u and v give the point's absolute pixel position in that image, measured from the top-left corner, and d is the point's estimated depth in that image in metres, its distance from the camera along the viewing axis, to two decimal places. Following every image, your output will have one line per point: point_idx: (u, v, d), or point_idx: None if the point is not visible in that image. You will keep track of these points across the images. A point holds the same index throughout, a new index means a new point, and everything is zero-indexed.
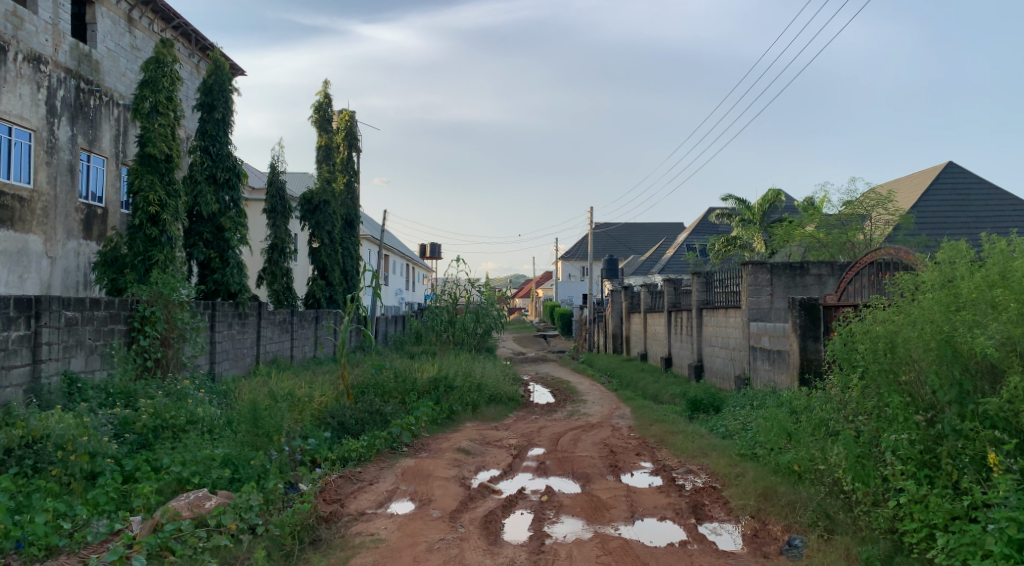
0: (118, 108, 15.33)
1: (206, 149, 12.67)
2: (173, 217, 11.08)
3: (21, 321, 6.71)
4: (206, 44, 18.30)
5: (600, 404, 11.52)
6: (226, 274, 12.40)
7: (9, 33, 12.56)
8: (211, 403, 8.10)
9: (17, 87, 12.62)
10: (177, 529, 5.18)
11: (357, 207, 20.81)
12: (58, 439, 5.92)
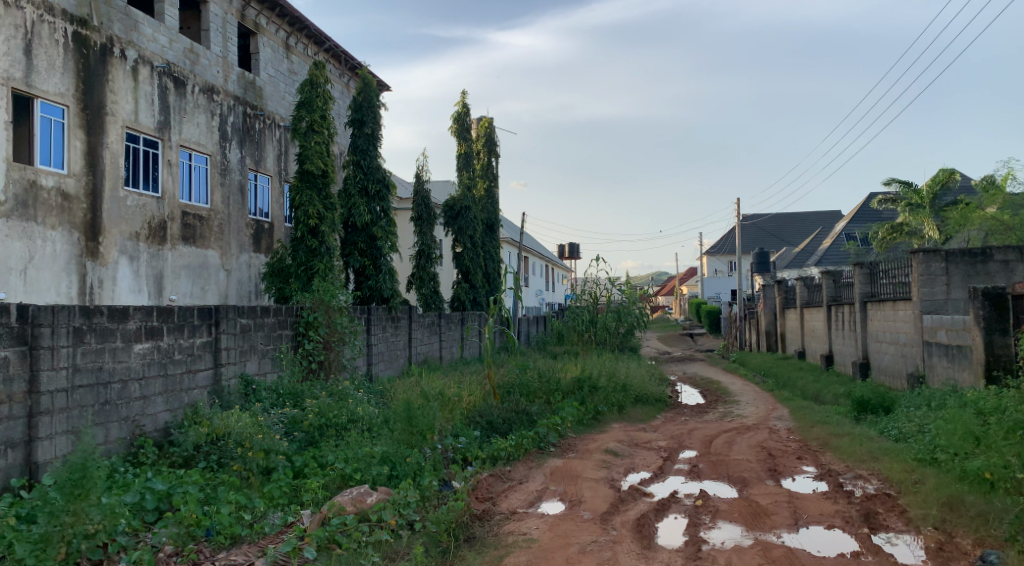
0: (280, 130, 16.64)
1: (358, 163, 13.42)
2: (330, 228, 11.81)
3: (204, 329, 7.52)
4: (355, 63, 19.39)
5: (755, 405, 11.01)
6: (380, 280, 13.08)
7: (187, 69, 13.98)
8: (369, 403, 8.53)
9: (194, 117, 13.99)
10: (343, 523, 5.56)
11: (497, 211, 21.24)
12: (238, 437, 6.52)
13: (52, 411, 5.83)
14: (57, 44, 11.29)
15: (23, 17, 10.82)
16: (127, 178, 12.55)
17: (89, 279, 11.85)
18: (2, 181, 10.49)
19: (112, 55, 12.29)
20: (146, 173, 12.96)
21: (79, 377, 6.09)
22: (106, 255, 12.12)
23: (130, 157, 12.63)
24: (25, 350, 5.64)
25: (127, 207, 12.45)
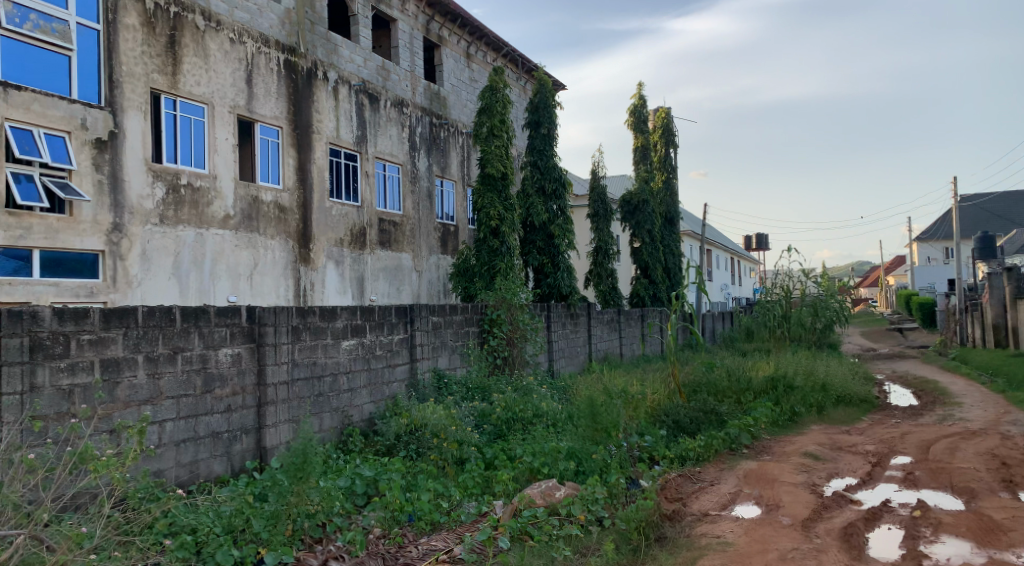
0: (463, 136, 17.46)
1: (534, 164, 13.74)
2: (510, 228, 12.17)
3: (400, 327, 8.22)
4: (531, 66, 19.88)
5: (984, 408, 9.81)
6: (558, 278, 13.30)
7: (380, 85, 15.05)
8: (553, 399, 8.69)
9: (387, 129, 15.09)
10: (534, 515, 5.72)
11: (676, 204, 20.78)
12: (434, 428, 6.98)
13: (276, 402, 6.82)
14: (272, 72, 12.64)
15: (246, 50, 12.19)
16: (332, 191, 13.81)
17: (304, 283, 13.17)
18: (232, 198, 11.95)
19: (317, 79, 13.53)
20: (347, 185, 14.15)
21: (297, 371, 7.06)
22: (316, 259, 13.38)
23: (333, 170, 13.85)
24: (253, 347, 6.73)
25: (332, 216, 13.68)
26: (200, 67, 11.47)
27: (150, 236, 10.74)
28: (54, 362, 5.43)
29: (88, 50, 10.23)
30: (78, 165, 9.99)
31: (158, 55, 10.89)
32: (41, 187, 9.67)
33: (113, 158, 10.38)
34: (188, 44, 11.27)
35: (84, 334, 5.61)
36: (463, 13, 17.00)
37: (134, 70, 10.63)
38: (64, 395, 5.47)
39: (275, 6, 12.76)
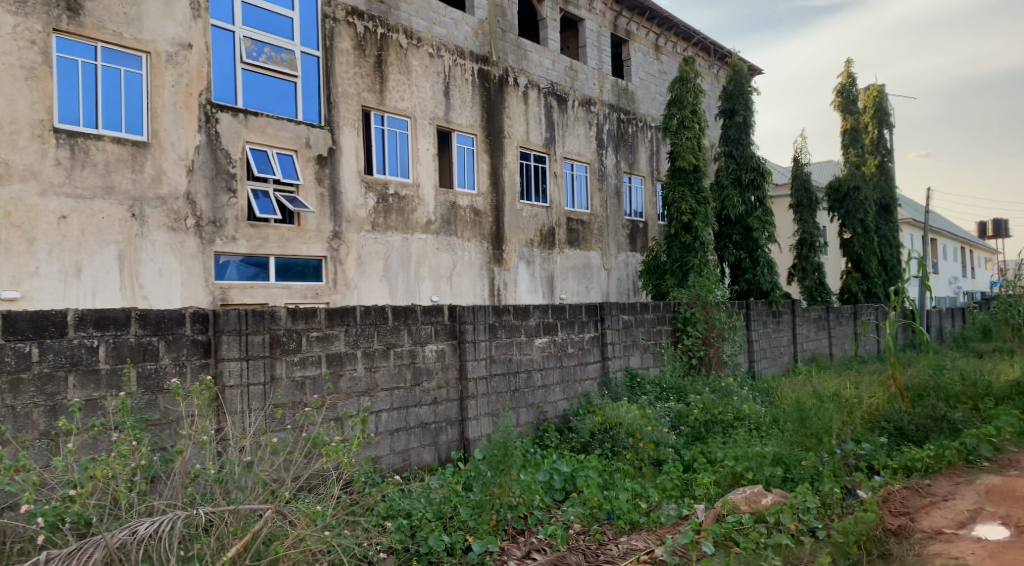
0: (651, 130, 17.78)
1: (729, 154, 14.12)
2: (702, 223, 12.40)
3: (592, 325, 8.31)
4: (723, 52, 19.63)
5: None
6: (757, 274, 13.35)
7: (568, 85, 15.63)
8: (755, 401, 8.37)
9: (575, 129, 15.70)
10: (739, 522, 5.47)
11: (892, 189, 19.20)
12: (628, 427, 6.99)
13: (477, 396, 7.17)
14: (467, 81, 13.52)
15: (443, 63, 13.15)
16: (523, 192, 14.59)
17: (496, 283, 13.94)
18: (432, 204, 12.95)
19: (509, 85, 14.32)
20: (537, 186, 14.90)
21: (495, 366, 7.37)
22: (508, 259, 14.11)
23: (524, 172, 14.61)
24: (455, 344, 7.13)
25: (522, 216, 14.34)
26: (404, 83, 12.50)
27: (364, 242, 11.95)
28: (289, 356, 6.14)
29: (310, 76, 11.51)
30: (304, 180, 11.24)
31: (367, 75, 12.02)
32: (275, 202, 10.92)
33: (331, 173, 11.62)
34: (393, 62, 12.36)
35: (313, 331, 6.30)
36: (650, 5, 17.11)
37: (348, 91, 11.81)
38: (298, 386, 6.17)
39: (469, 19, 13.67)
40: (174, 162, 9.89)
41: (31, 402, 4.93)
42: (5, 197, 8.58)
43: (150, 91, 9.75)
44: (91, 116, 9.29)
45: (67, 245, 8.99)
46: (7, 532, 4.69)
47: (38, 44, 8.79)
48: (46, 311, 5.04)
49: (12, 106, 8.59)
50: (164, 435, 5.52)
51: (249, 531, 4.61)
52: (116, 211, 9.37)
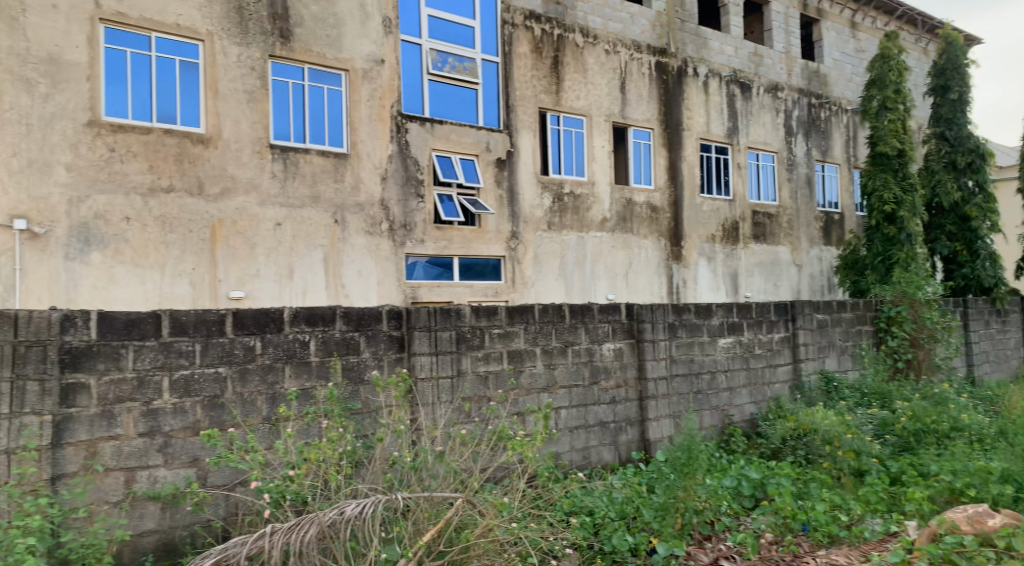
0: (848, 114, 17.43)
1: (942, 135, 13.55)
2: (909, 213, 12.29)
3: (781, 324, 8.00)
4: (935, 23, 18.46)
5: None
6: (977, 269, 12.66)
7: (753, 72, 15.71)
8: (977, 410, 7.56)
9: (761, 117, 15.76)
10: (961, 543, 4.88)
11: None
12: (825, 434, 6.56)
13: (657, 397, 7.05)
14: (644, 75, 13.95)
15: (619, 58, 13.63)
16: (703, 186, 14.81)
17: (676, 284, 14.27)
18: (607, 201, 13.38)
19: (688, 75, 14.59)
20: (719, 179, 15.07)
21: (675, 367, 7.21)
22: (687, 256, 14.44)
23: (705, 165, 14.86)
24: (633, 343, 7.06)
25: (702, 211, 14.60)
26: (580, 82, 13.07)
27: (541, 241, 12.54)
28: (474, 351, 6.39)
29: (491, 82, 12.23)
30: (484, 183, 11.91)
31: (544, 77, 12.65)
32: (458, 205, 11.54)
33: (510, 175, 12.25)
34: (570, 62, 12.95)
35: (495, 328, 6.50)
36: None
37: (525, 93, 12.46)
38: (481, 381, 6.39)
39: (646, 13, 14.09)
40: (370, 171, 10.69)
41: (256, 390, 5.49)
42: (233, 208, 9.58)
43: (350, 106, 10.60)
44: (300, 132, 10.26)
45: (281, 250, 9.97)
46: (240, 507, 5.32)
47: (257, 70, 9.80)
48: (268, 309, 5.60)
49: (236, 127, 9.61)
50: (365, 424, 5.96)
51: (442, 519, 4.84)
52: (321, 219, 10.26)
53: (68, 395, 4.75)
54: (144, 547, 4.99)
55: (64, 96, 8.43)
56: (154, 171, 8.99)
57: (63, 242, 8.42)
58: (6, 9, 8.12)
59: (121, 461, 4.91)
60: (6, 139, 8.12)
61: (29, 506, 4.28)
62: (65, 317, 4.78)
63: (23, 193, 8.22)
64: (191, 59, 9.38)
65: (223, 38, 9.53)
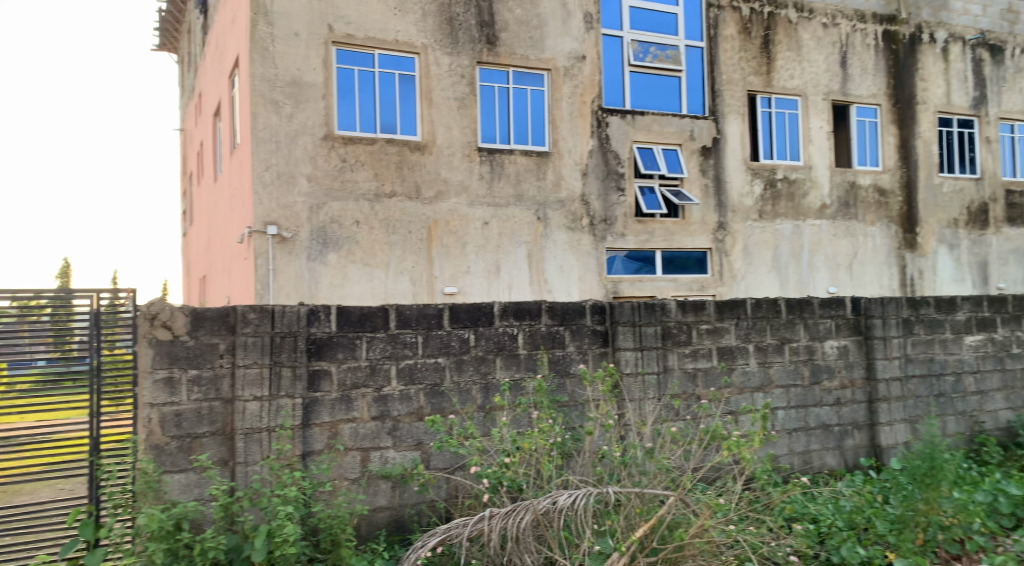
0: None
1: None
2: None
3: None
4: None
5: None
6: None
7: (1005, 33, 14.50)
8: None
9: (1017, 83, 14.46)
10: None
11: None
12: None
13: (889, 399, 6.56)
14: (869, 47, 13.29)
15: (840, 31, 13.10)
16: (942, 164, 13.93)
17: (905, 267, 13.54)
18: (827, 186, 12.91)
19: (924, 43, 13.79)
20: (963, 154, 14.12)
21: (912, 366, 6.70)
22: (925, 244, 13.65)
23: (946, 140, 13.95)
24: (861, 340, 6.59)
25: (942, 192, 13.69)
26: (794, 60, 12.70)
27: (751, 231, 12.32)
28: (680, 347, 6.24)
29: (695, 67, 12.22)
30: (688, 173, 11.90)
31: (753, 58, 12.40)
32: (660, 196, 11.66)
33: (716, 163, 12.14)
34: (783, 39, 12.64)
35: (703, 323, 6.31)
36: None
37: (733, 77, 12.28)
38: (689, 377, 6.24)
39: None
40: (570, 167, 10.98)
41: (471, 380, 5.77)
42: (446, 209, 10.22)
43: (552, 104, 10.93)
44: (505, 133, 10.69)
45: (489, 247, 10.47)
46: (460, 490, 5.66)
47: (466, 77, 10.34)
48: (480, 303, 5.86)
49: (448, 133, 10.22)
50: (573, 416, 6.05)
51: (654, 517, 4.72)
52: (525, 216, 10.65)
53: (315, 380, 5.30)
54: (377, 523, 5.48)
55: (305, 114, 9.43)
56: (378, 178, 9.80)
57: (306, 244, 9.42)
58: (259, 41, 9.23)
59: (358, 441, 5.40)
60: (260, 154, 9.21)
61: (288, 478, 4.81)
62: (311, 312, 5.33)
63: (274, 203, 9.27)
64: (409, 72, 10.09)
65: (436, 49, 10.16)
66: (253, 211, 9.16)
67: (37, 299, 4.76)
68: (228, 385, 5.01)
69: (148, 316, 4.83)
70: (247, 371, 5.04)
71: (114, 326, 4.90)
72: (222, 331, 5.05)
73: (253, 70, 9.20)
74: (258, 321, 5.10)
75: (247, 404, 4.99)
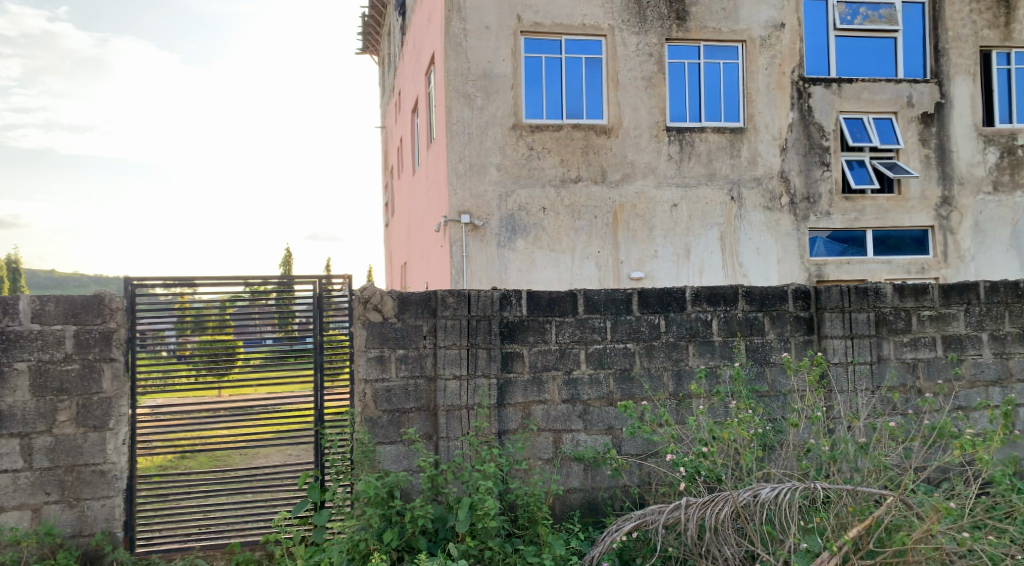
0: None
1: None
2: None
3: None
4: None
5: None
6: None
7: None
8: None
9: None
10: None
11: None
12: None
13: None
14: None
15: None
16: None
17: None
18: None
19: None
20: None
21: None
22: None
23: None
24: None
25: None
26: None
27: (983, 206, 11.22)
28: (897, 336, 5.71)
29: (914, 26, 11.26)
30: (905, 143, 11.10)
31: (988, 9, 11.21)
32: (871, 170, 11.02)
33: (940, 131, 11.16)
34: None
35: (925, 309, 5.75)
36: None
37: (962, 32, 11.18)
38: (909, 368, 5.71)
39: None
40: (768, 143, 10.53)
41: (662, 366, 5.57)
42: (632, 192, 10.12)
43: (747, 77, 10.52)
44: (695, 111, 10.43)
45: (679, 230, 10.26)
46: (653, 477, 5.53)
47: (654, 56, 10.16)
48: (670, 288, 5.62)
49: (636, 114, 10.10)
50: (775, 407, 5.71)
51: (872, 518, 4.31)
52: (717, 196, 10.34)
53: (508, 361, 5.35)
54: (571, 503, 5.48)
55: (495, 105, 9.73)
56: (564, 164, 9.91)
57: (496, 231, 9.77)
58: (452, 37, 9.66)
59: (550, 422, 5.42)
60: (454, 147, 9.67)
61: (486, 454, 4.98)
62: (503, 297, 5.37)
63: (467, 193, 9.71)
64: (596, 55, 10.09)
65: (623, 30, 10.06)
66: (448, 202, 9.68)
67: (265, 285, 5.19)
68: (431, 363, 5.22)
69: (362, 300, 5.13)
70: (447, 351, 5.22)
71: (329, 309, 5.23)
72: (424, 314, 5.24)
73: (447, 66, 9.65)
74: (457, 304, 5.24)
75: (448, 382, 5.19)
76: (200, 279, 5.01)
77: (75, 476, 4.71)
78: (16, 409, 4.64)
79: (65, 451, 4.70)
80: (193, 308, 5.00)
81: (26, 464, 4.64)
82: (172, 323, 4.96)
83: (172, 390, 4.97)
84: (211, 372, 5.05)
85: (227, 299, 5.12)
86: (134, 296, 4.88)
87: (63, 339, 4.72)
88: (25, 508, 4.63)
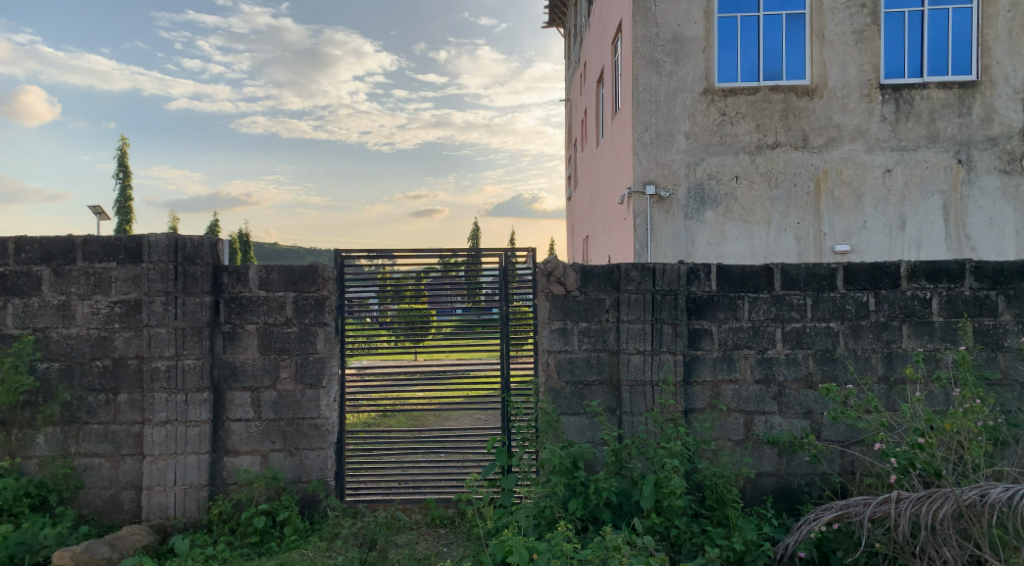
0: None
1: None
2: None
3: None
4: None
5: None
6: None
7: None
8: None
9: None
10: None
11: None
12: None
13: None
14: None
15: None
16: None
17: None
18: None
19: None
20: None
21: None
22: None
23: None
24: None
25: None
26: None
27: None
28: None
29: None
30: None
31: None
32: None
33: None
34: None
35: None
36: None
37: None
38: None
39: None
40: (1007, 97, 9.23)
41: (870, 348, 5.06)
42: (838, 157, 9.33)
43: (982, 23, 9.22)
44: (915, 66, 9.33)
45: (891, 199, 9.31)
46: (858, 466, 5.04)
47: (867, 6, 9.21)
48: (883, 262, 5.07)
49: (843, 72, 9.28)
50: (1009, 398, 5.00)
51: None
52: (939, 160, 9.27)
53: (695, 338, 5.12)
54: (764, 488, 5.14)
55: (684, 70, 9.33)
56: (761, 130, 9.33)
57: (683, 202, 9.45)
58: (642, 2, 9.39)
59: (741, 403, 5.12)
60: (641, 116, 9.45)
61: (672, 432, 4.79)
62: (690, 271, 5.13)
63: (652, 162, 9.46)
64: (798, 11, 9.35)
65: None
66: (633, 172, 9.49)
67: (455, 256, 5.34)
68: (614, 338, 5.11)
69: (546, 272, 5.13)
70: (631, 325, 5.07)
71: (514, 281, 5.32)
72: (608, 287, 5.12)
73: (635, 33, 9.41)
74: (641, 278, 5.05)
75: (632, 356, 5.05)
76: (398, 252, 5.30)
77: (295, 427, 5.06)
78: (246, 365, 5.06)
79: (287, 405, 5.06)
80: (393, 279, 5.32)
81: (256, 415, 5.05)
82: (374, 292, 5.30)
83: (375, 353, 5.35)
84: (409, 339, 5.37)
85: (421, 271, 5.36)
86: (343, 267, 5.26)
87: (285, 304, 5.07)
88: (256, 454, 5.05)
